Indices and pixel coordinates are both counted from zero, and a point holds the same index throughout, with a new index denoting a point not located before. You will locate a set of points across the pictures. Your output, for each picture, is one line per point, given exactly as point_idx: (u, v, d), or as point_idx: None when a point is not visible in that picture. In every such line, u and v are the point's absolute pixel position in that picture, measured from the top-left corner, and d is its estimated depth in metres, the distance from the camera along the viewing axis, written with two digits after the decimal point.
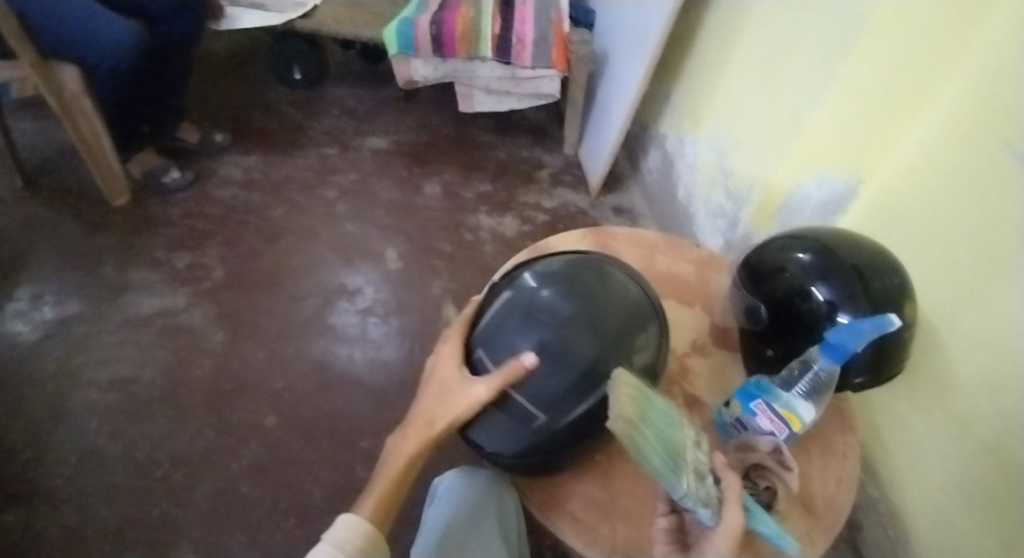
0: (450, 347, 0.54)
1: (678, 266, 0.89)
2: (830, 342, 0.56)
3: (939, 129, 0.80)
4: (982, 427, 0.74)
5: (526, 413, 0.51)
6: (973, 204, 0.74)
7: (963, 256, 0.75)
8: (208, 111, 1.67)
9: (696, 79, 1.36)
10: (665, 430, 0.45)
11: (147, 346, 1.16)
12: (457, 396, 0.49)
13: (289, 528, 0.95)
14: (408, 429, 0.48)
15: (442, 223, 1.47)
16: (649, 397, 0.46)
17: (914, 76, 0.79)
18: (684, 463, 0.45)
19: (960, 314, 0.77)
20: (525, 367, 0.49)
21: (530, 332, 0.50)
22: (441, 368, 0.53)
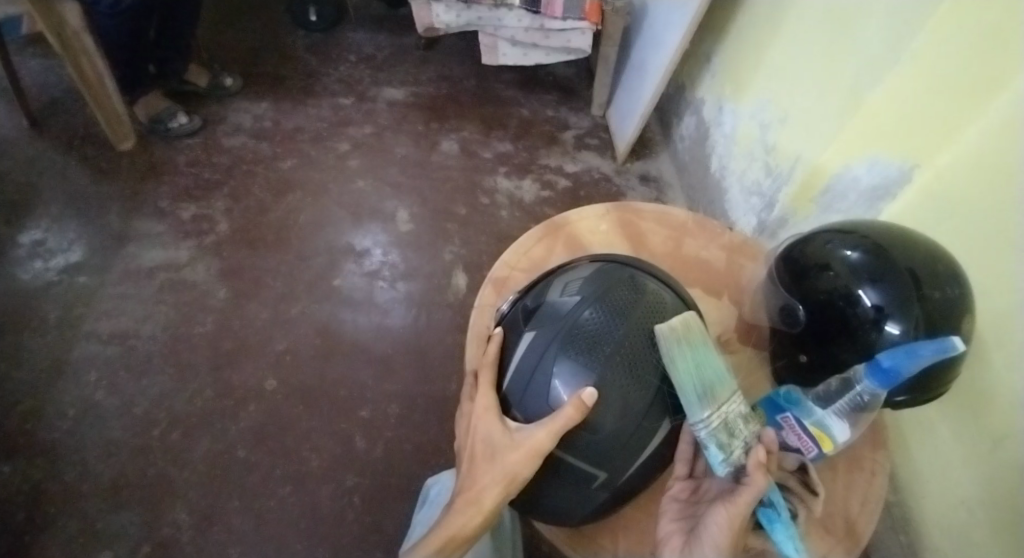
0: (481, 406, 0.48)
1: (708, 252, 0.81)
2: (882, 364, 0.50)
3: (1004, 122, 0.66)
4: (1021, 446, 0.64)
5: (584, 471, 0.47)
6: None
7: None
8: (219, 53, 1.59)
9: (744, 38, 1.22)
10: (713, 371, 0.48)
11: (149, 300, 1.13)
12: (509, 452, 0.44)
13: (284, 495, 0.94)
14: (459, 501, 0.44)
15: (458, 184, 1.39)
16: (696, 352, 0.47)
17: (989, 55, 0.65)
18: (716, 400, 0.47)
19: (1009, 322, 0.66)
20: (587, 404, 0.43)
21: (581, 370, 0.46)
22: (479, 427, 0.47)
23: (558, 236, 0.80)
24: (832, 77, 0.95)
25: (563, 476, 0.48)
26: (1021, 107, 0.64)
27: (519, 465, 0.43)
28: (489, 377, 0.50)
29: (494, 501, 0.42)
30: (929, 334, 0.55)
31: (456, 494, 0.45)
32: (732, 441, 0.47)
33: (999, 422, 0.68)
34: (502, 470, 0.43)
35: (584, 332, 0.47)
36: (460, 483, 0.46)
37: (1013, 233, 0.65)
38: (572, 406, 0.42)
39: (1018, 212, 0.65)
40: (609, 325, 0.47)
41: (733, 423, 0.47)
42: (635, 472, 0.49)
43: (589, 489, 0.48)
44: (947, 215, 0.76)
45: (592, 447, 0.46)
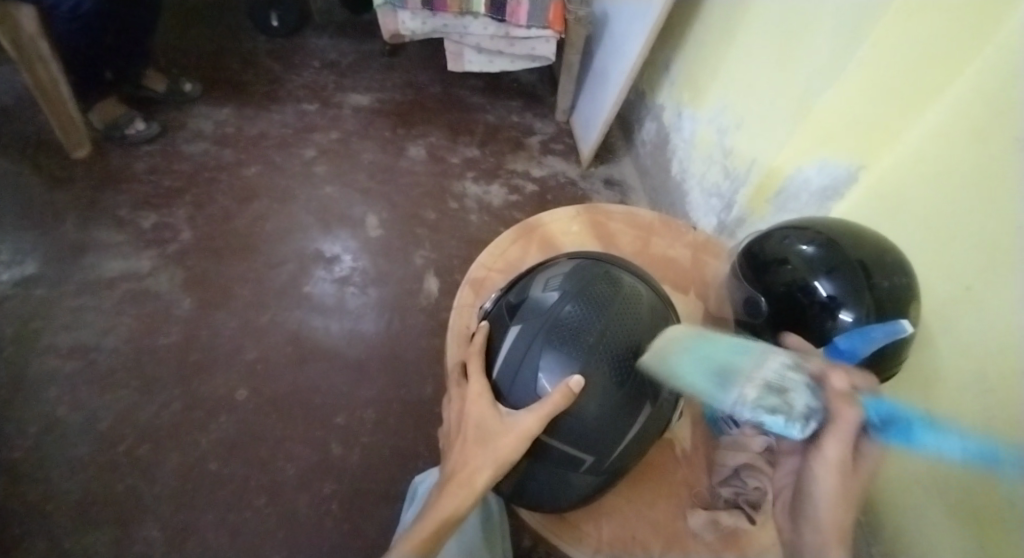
0: (472, 390, 0.50)
1: (674, 249, 0.85)
2: (840, 346, 0.59)
3: (946, 122, 0.74)
4: (965, 425, 0.71)
5: (569, 457, 0.50)
6: (977, 204, 0.68)
7: (957, 251, 0.71)
8: (176, 57, 1.55)
9: (700, 48, 1.29)
10: (726, 355, 0.47)
11: (110, 312, 1.09)
12: (502, 436, 0.45)
13: (260, 506, 0.93)
14: (450, 484, 0.45)
15: (427, 189, 1.40)
16: (694, 348, 0.48)
17: (929, 63, 0.73)
18: (743, 376, 0.45)
19: (950, 312, 0.73)
20: (573, 391, 0.45)
21: (566, 361, 0.48)
22: (471, 410, 0.48)
23: (533, 237, 0.82)
24: (783, 84, 1.01)
25: (551, 462, 0.50)
26: (962, 109, 0.71)
27: (512, 449, 0.44)
28: (479, 364, 0.52)
29: (485, 483, 0.44)
30: (880, 319, 0.60)
31: (446, 474, 0.46)
32: (784, 399, 0.43)
33: (945, 403, 0.74)
34: (495, 453, 0.45)
35: (566, 325, 0.50)
36: (450, 465, 0.46)
37: (951, 224, 0.72)
38: (560, 393, 0.44)
39: (957, 204, 0.72)
40: (589, 316, 0.50)
41: (782, 378, 0.44)
42: (619, 456, 0.51)
43: (575, 474, 0.51)
44: (891, 211, 0.83)
45: (578, 433, 0.49)
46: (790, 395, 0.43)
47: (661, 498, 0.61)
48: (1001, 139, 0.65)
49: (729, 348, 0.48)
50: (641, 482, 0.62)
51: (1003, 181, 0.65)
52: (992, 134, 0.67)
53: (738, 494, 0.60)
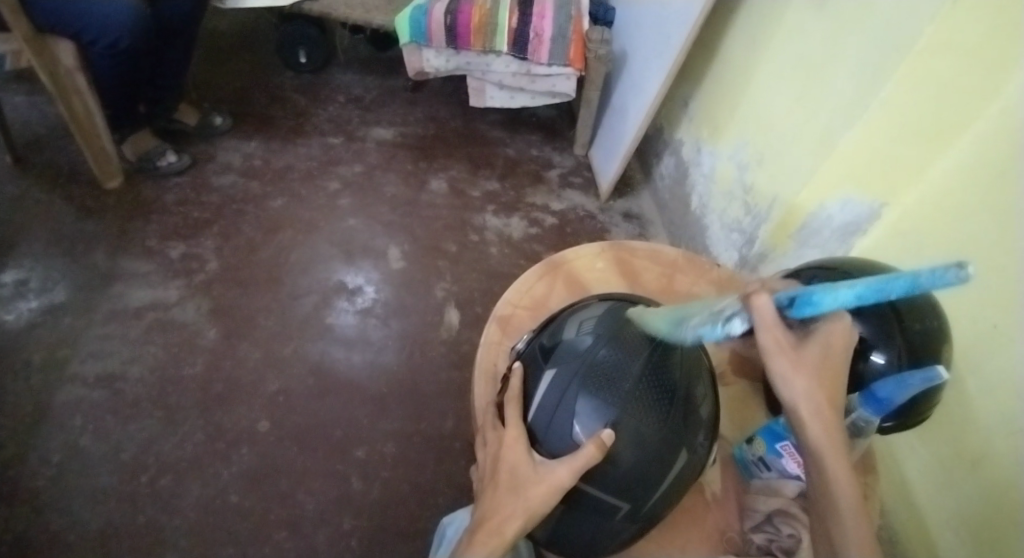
0: (508, 434, 0.49)
1: (699, 287, 0.85)
2: (875, 394, 0.53)
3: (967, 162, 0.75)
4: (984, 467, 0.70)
5: (607, 503, 0.48)
6: (1001, 246, 0.69)
7: (983, 293, 0.71)
8: (209, 93, 1.61)
9: (718, 86, 1.31)
10: (683, 311, 0.48)
11: (136, 341, 1.11)
12: (534, 485, 0.44)
13: (278, 541, 0.92)
14: (479, 533, 0.43)
15: (448, 222, 1.42)
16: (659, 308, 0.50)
17: (954, 107, 0.74)
18: (692, 315, 0.46)
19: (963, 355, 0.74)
20: (605, 444, 0.44)
21: (601, 407, 0.47)
22: (506, 456, 0.47)
23: (558, 274, 0.83)
24: (804, 123, 1.03)
25: (587, 507, 0.49)
26: (986, 150, 0.72)
27: (543, 500, 0.43)
28: (516, 408, 0.50)
29: (516, 532, 0.42)
30: (911, 366, 0.59)
31: (474, 521, 0.45)
32: (719, 316, 0.44)
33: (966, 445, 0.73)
34: (526, 503, 0.43)
35: (601, 370, 0.48)
36: (480, 510, 0.45)
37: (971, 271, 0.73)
38: (592, 445, 0.43)
39: (980, 250, 0.72)
40: (626, 361, 0.48)
41: (721, 309, 0.44)
42: (657, 504, 0.49)
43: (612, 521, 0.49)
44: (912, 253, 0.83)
45: (614, 480, 0.47)
46: (723, 312, 0.44)
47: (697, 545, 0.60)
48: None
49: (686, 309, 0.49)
50: (671, 528, 0.62)
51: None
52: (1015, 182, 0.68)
53: (773, 541, 0.57)
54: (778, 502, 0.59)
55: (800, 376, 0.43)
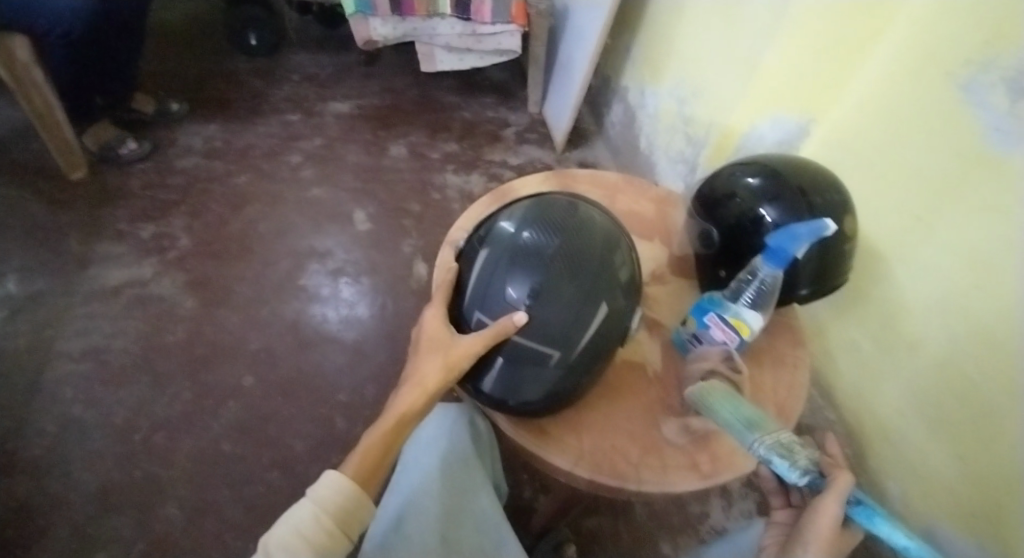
0: (431, 315, 0.57)
1: (639, 204, 0.91)
2: (771, 247, 0.59)
3: (882, 71, 0.86)
4: (968, 320, 0.80)
5: (538, 354, 0.54)
6: (932, 133, 0.80)
7: (925, 176, 0.82)
8: (164, 81, 1.62)
9: (655, 29, 1.37)
10: (751, 413, 0.54)
11: (118, 317, 1.15)
12: (450, 351, 0.52)
13: (272, 479, 0.98)
14: (406, 387, 0.50)
15: (410, 183, 1.48)
16: (732, 400, 0.57)
17: (866, 18, 0.83)
18: (765, 428, 0.52)
19: (913, 238, 0.87)
20: (515, 324, 0.52)
21: (523, 276, 0.53)
22: (429, 331, 0.55)
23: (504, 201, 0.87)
24: (730, 53, 1.10)
25: (519, 360, 0.54)
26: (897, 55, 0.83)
27: (459, 362, 0.51)
28: (443, 296, 0.58)
29: (437, 387, 0.50)
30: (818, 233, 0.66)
31: (399, 383, 0.52)
32: (795, 453, 0.49)
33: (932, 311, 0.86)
34: (444, 365, 0.51)
35: (523, 247, 0.54)
36: (404, 375, 0.53)
37: (908, 158, 0.84)
38: (501, 326, 0.51)
39: (911, 139, 0.83)
40: (544, 238, 0.54)
41: (793, 442, 0.50)
42: (585, 352, 0.55)
43: (545, 370, 0.54)
44: (847, 155, 0.95)
45: (544, 333, 0.53)
46: (802, 454, 0.49)
47: (639, 410, 0.66)
48: (938, 73, 0.77)
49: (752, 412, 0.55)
50: (615, 400, 0.67)
51: (944, 111, 0.77)
52: (928, 75, 0.78)
53: None
54: (707, 365, 0.64)
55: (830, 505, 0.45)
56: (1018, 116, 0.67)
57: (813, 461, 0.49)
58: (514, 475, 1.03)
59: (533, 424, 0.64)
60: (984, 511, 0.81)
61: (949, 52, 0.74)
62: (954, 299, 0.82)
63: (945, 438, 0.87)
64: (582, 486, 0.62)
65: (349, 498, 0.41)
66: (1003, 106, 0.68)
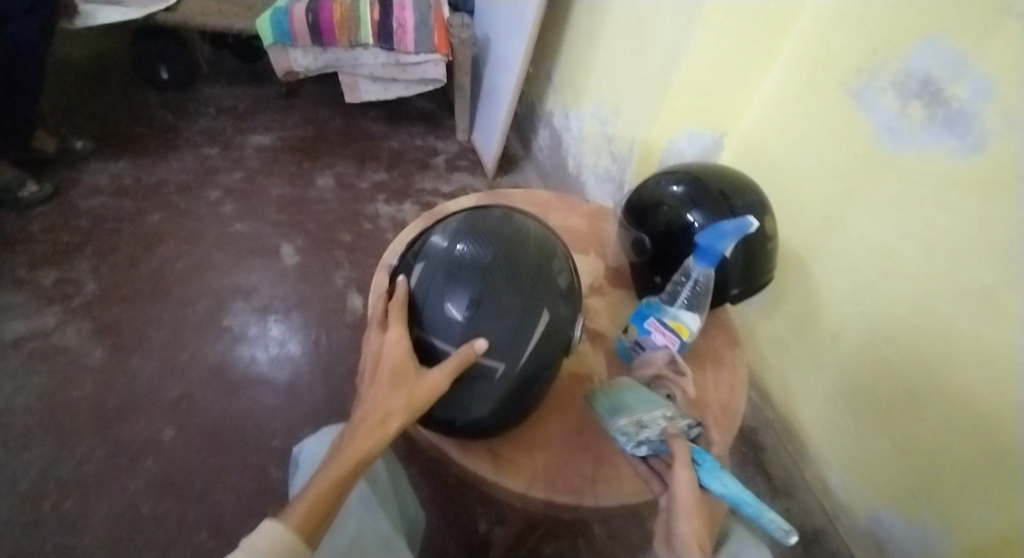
0: (394, 337, 0.50)
1: (572, 220, 0.91)
2: (700, 247, 0.61)
3: (784, 87, 0.96)
4: (874, 305, 0.87)
5: (481, 369, 0.52)
6: (832, 139, 0.88)
7: (827, 178, 0.90)
8: (62, 116, 1.49)
9: (574, 56, 1.42)
10: (632, 402, 0.58)
11: (14, 373, 1.01)
12: (414, 385, 0.46)
13: (201, 541, 0.87)
14: (362, 427, 0.44)
15: (340, 214, 1.43)
16: (630, 388, 0.60)
17: (765, 37, 0.93)
18: (628, 413, 0.56)
19: (820, 238, 0.94)
20: (477, 350, 0.49)
21: (460, 289, 0.51)
22: (389, 356, 0.49)
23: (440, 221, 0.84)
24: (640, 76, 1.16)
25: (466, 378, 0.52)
26: (793, 73, 0.94)
27: (425, 398, 0.45)
28: (400, 314, 0.52)
29: (399, 427, 0.45)
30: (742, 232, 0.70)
31: (356, 416, 0.46)
32: (641, 435, 0.54)
33: (839, 311, 0.94)
34: (408, 401, 0.45)
35: (459, 259, 0.53)
36: (360, 407, 0.46)
37: (808, 162, 0.93)
38: (465, 351, 0.48)
39: (811, 145, 0.92)
40: (480, 248, 0.53)
41: (649, 423, 0.55)
42: (529, 364, 0.53)
43: (489, 383, 0.52)
44: (757, 165, 1.04)
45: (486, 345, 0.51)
46: (647, 432, 0.54)
47: (587, 424, 0.65)
48: (834, 85, 0.86)
49: (643, 399, 0.58)
50: (566, 415, 0.66)
51: (839, 117, 0.86)
52: (821, 87, 0.88)
53: None
54: (652, 370, 0.65)
55: (682, 472, 0.49)
56: (908, 116, 0.76)
57: (659, 436, 0.54)
58: (467, 507, 0.97)
59: (484, 445, 0.62)
60: (921, 486, 0.85)
61: (840, 66, 0.85)
62: (865, 290, 0.88)
63: (867, 422, 0.93)
64: (539, 507, 0.60)
65: (286, 546, 0.39)
66: (892, 109, 0.78)
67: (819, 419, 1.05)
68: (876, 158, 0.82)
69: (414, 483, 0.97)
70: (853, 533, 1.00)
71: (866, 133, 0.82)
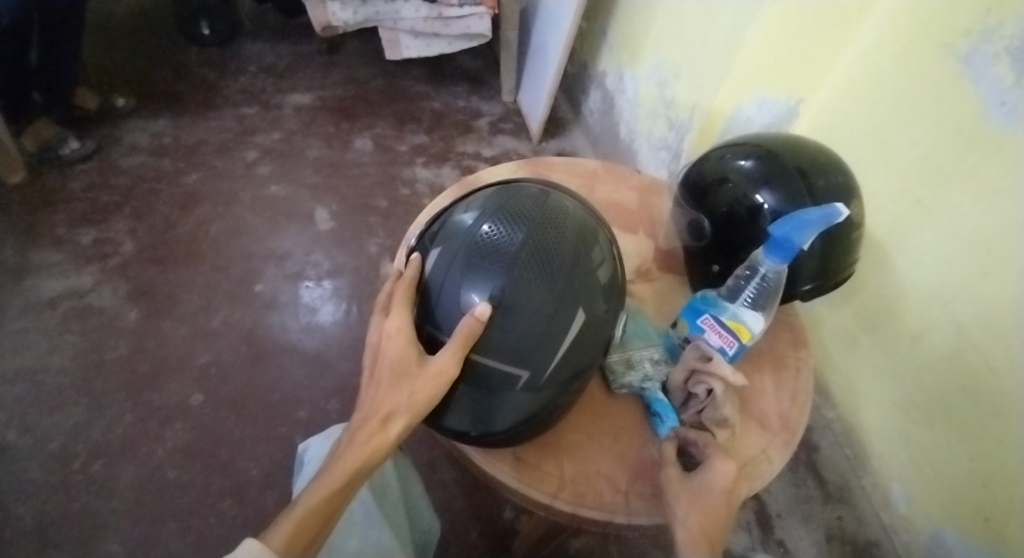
0: (394, 325, 0.44)
1: (620, 194, 0.81)
2: (774, 238, 0.52)
3: (878, 45, 0.80)
4: (964, 308, 0.73)
5: (501, 375, 0.45)
6: (928, 110, 0.73)
7: (921, 153, 0.75)
8: (108, 74, 1.49)
9: (632, 8, 1.28)
10: (636, 332, 0.63)
11: (53, 332, 1.04)
12: (416, 381, 0.42)
13: (224, 509, 0.88)
14: (359, 432, 0.41)
15: (377, 178, 1.38)
16: (638, 321, 0.65)
17: None
18: (630, 345, 0.61)
19: (907, 226, 0.80)
20: (481, 320, 0.42)
21: (480, 278, 0.44)
22: (388, 349, 0.43)
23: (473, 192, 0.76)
24: (707, 31, 1.02)
25: (483, 385, 0.46)
26: (891, 28, 0.77)
27: (429, 395, 0.42)
28: (404, 298, 0.46)
29: (402, 429, 0.41)
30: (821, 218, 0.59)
31: (354, 416, 0.42)
32: (631, 372, 0.59)
33: (917, 316, 0.80)
34: (409, 400, 0.41)
35: (483, 243, 0.46)
36: (359, 407, 0.42)
37: (899, 136, 0.78)
38: (468, 325, 0.42)
39: (904, 116, 0.77)
40: (509, 231, 0.46)
41: (644, 361, 0.60)
42: (558, 372, 0.46)
43: (512, 393, 0.46)
44: (838, 137, 0.89)
45: (508, 348, 0.44)
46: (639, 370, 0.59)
47: (623, 429, 0.58)
48: (936, 47, 0.70)
49: (643, 333, 0.64)
50: (599, 418, 0.59)
51: (941, 85, 0.70)
52: (922, 47, 0.72)
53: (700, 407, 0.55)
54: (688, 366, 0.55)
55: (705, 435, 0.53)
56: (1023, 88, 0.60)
57: (648, 377, 0.59)
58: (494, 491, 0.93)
59: (507, 449, 0.55)
60: (999, 514, 0.73)
61: (947, 21, 0.68)
62: (953, 292, 0.74)
63: (942, 437, 0.80)
64: (564, 520, 0.54)
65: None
66: (1006, 77, 0.62)
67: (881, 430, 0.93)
68: (983, 134, 0.66)
69: (439, 465, 0.94)
70: (913, 551, 0.90)
71: (971, 103, 0.66)
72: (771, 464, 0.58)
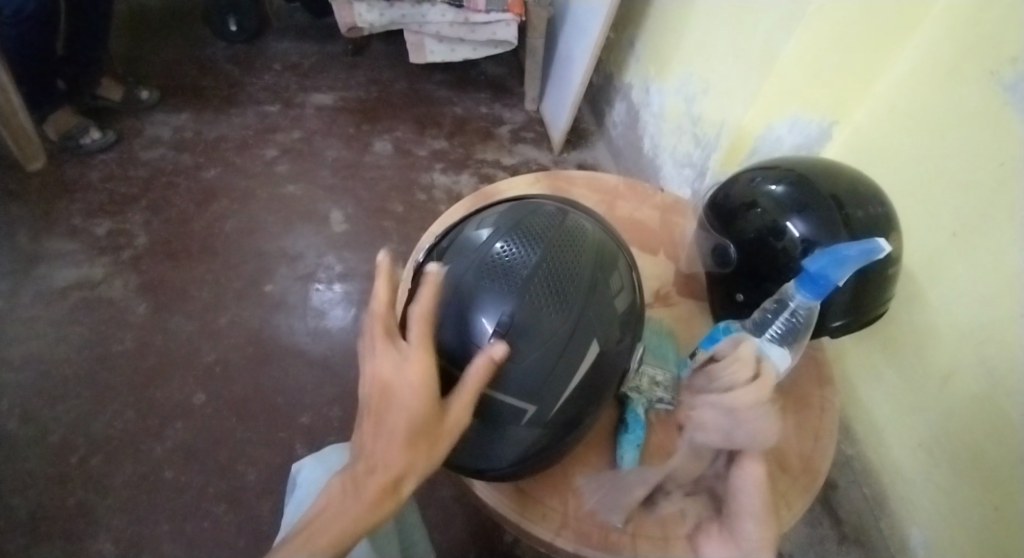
0: (413, 361, 0.37)
1: (642, 212, 0.78)
2: (809, 273, 0.49)
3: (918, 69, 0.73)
4: (993, 348, 0.66)
5: (507, 408, 0.42)
6: (969, 138, 0.66)
7: (962, 180, 0.68)
8: (134, 67, 1.51)
9: (663, 21, 1.25)
10: (658, 349, 0.62)
11: (61, 322, 1.03)
12: (437, 432, 0.36)
13: (219, 514, 0.86)
14: (365, 492, 0.34)
15: (394, 182, 1.36)
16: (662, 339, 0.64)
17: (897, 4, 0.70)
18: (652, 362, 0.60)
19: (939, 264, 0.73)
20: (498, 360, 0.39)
21: (489, 303, 0.42)
22: (405, 391, 0.36)
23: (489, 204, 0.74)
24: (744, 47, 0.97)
25: (489, 418, 0.43)
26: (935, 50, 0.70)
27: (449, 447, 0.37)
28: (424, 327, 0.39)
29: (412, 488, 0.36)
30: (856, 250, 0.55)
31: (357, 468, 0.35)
32: (648, 390, 0.58)
33: (943, 359, 0.73)
34: (429, 455, 0.36)
35: (494, 263, 0.43)
36: (361, 459, 0.35)
37: (939, 167, 0.71)
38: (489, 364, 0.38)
39: (942, 144, 0.70)
40: (525, 252, 0.43)
41: (660, 381, 0.58)
42: (567, 407, 0.44)
43: (516, 429, 0.43)
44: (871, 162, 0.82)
45: (517, 381, 0.41)
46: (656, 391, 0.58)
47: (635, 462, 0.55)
48: (980, 74, 0.64)
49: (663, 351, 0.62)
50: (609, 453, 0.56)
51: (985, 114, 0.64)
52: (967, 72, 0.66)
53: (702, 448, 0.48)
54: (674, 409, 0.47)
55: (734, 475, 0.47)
56: None
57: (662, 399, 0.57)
58: None
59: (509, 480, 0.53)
60: None
61: (994, 43, 0.62)
62: (987, 336, 0.67)
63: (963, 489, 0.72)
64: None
65: None
66: None
67: (893, 479, 0.84)
68: None
69: (440, 482, 0.91)
70: None
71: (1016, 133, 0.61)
72: (789, 511, 0.54)
